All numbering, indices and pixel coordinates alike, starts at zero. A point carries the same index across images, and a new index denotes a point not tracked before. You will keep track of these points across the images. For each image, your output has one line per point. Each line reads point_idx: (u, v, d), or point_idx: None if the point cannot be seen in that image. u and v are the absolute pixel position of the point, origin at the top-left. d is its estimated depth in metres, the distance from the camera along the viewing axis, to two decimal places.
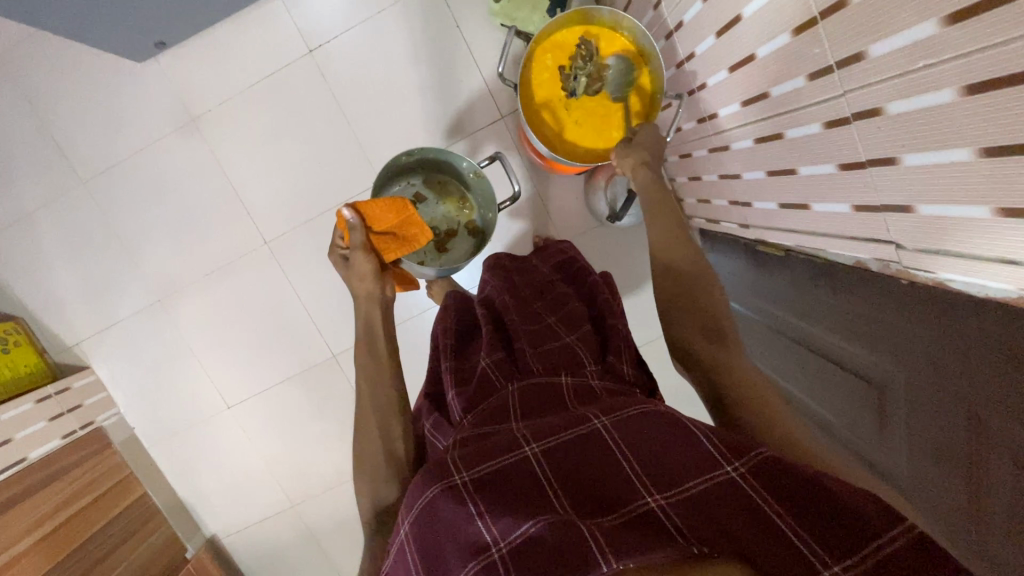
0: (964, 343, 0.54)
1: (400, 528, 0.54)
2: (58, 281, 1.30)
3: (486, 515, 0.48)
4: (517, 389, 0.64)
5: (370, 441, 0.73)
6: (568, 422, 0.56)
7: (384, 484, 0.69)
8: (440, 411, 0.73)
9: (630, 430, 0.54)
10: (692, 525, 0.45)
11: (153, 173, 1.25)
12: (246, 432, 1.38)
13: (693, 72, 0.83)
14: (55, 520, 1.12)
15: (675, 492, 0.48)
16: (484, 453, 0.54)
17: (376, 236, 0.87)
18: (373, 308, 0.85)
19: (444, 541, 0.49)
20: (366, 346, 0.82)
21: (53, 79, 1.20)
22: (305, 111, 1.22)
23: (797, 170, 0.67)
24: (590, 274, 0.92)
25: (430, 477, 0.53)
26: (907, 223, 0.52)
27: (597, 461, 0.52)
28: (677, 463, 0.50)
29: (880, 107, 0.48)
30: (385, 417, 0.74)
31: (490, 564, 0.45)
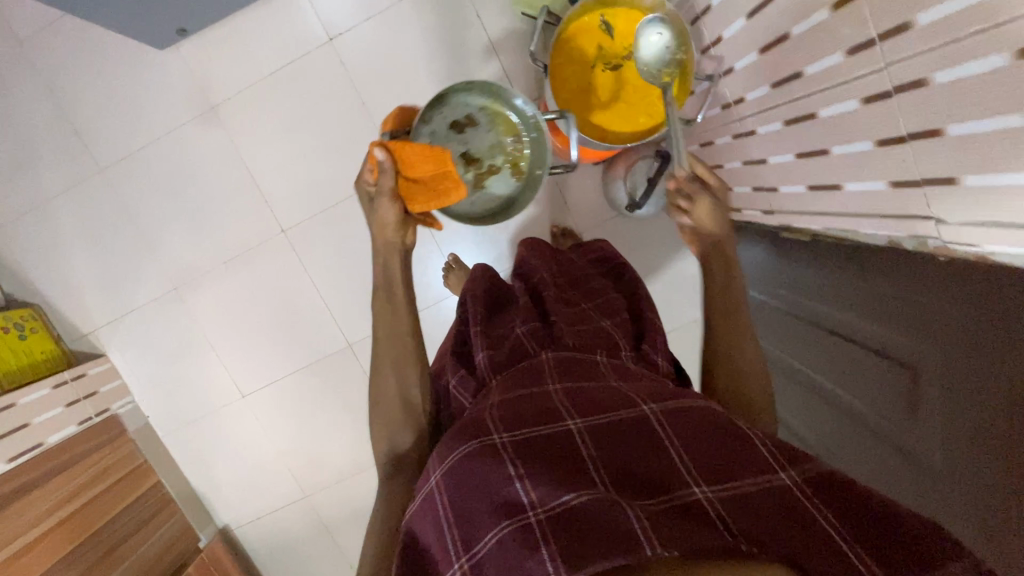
0: (1002, 322, 0.53)
1: (429, 478, 0.54)
2: (74, 269, 1.30)
3: (524, 478, 0.48)
4: (551, 357, 0.64)
5: (386, 391, 0.69)
6: (616, 403, 0.55)
7: (403, 433, 0.68)
8: (467, 368, 0.71)
9: (682, 419, 0.53)
10: (740, 521, 0.44)
11: (172, 161, 1.25)
12: (259, 422, 1.37)
13: (720, 55, 0.84)
14: (70, 506, 1.11)
15: (726, 488, 0.47)
16: (523, 417, 0.54)
17: (404, 180, 0.65)
18: (390, 253, 0.70)
19: (478, 499, 0.49)
20: (379, 288, 0.71)
21: (74, 67, 1.21)
22: (324, 100, 1.23)
23: (829, 150, 0.66)
24: (627, 270, 0.92)
25: (467, 435, 0.53)
26: (950, 196, 0.52)
27: (644, 445, 0.51)
28: (731, 460, 0.49)
29: (925, 78, 0.48)
30: (401, 370, 0.70)
31: (525, 525, 0.45)
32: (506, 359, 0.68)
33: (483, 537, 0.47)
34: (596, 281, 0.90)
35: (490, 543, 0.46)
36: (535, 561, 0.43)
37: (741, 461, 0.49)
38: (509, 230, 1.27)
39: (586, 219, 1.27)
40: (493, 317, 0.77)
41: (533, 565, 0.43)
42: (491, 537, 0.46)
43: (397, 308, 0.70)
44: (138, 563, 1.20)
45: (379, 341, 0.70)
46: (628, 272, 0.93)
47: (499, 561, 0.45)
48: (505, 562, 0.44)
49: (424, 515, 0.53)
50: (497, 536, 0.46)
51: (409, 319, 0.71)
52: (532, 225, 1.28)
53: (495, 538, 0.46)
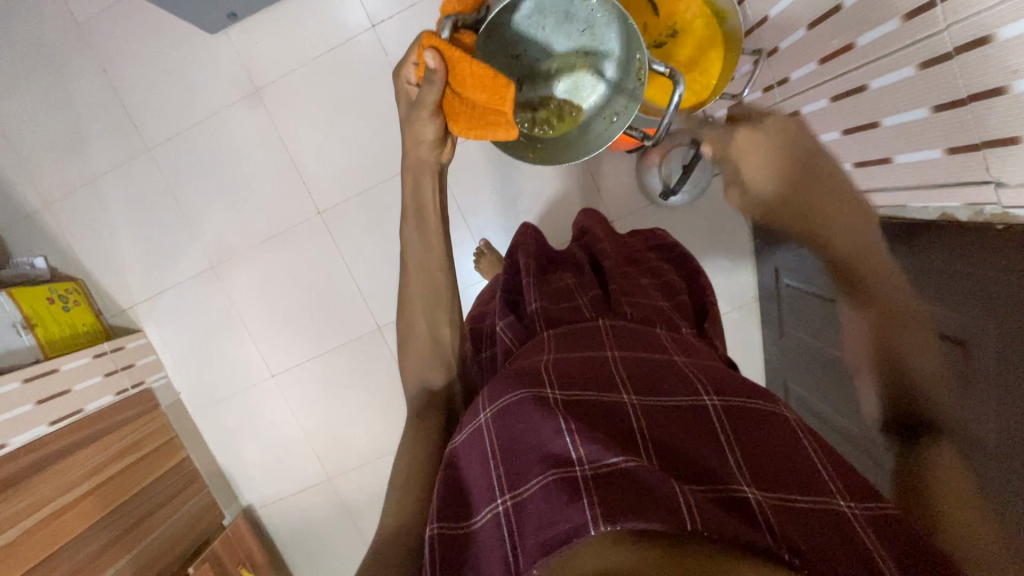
0: None
1: (478, 415, 0.54)
2: (117, 245, 1.34)
3: (575, 433, 0.48)
4: (608, 325, 0.67)
5: (415, 328, 0.72)
6: (674, 390, 0.56)
7: (434, 369, 0.72)
8: (515, 315, 0.77)
9: (740, 418, 0.53)
10: (783, 526, 0.43)
11: (216, 143, 1.29)
12: (288, 402, 1.39)
13: (765, 36, 0.84)
14: (104, 473, 1.14)
15: (776, 495, 0.46)
16: (580, 380, 0.55)
17: (449, 98, 0.63)
18: (422, 172, 0.71)
19: (525, 445, 0.49)
20: (411, 212, 0.72)
21: (129, 50, 1.26)
22: (364, 85, 1.26)
23: (880, 122, 0.66)
24: (690, 256, 0.94)
25: (521, 383, 0.53)
26: (1014, 156, 0.51)
27: (697, 435, 0.51)
28: (786, 471, 0.48)
29: (991, 34, 0.48)
30: (431, 307, 0.72)
31: (569, 478, 0.46)
32: (562, 316, 0.71)
33: (527, 481, 0.47)
34: (656, 262, 0.92)
35: (533, 487, 0.47)
36: (575, 509, 0.43)
37: (800, 476, 0.48)
38: (542, 217, 1.28)
39: (619, 207, 1.27)
40: (547, 276, 0.82)
41: (572, 512, 0.43)
42: (536, 481, 0.47)
43: (429, 240, 0.72)
44: (165, 535, 1.21)
45: (410, 273, 0.73)
46: (691, 259, 0.93)
47: (540, 504, 0.45)
48: (545, 506, 0.45)
49: (469, 449, 0.53)
50: (539, 484, 0.46)
51: (442, 253, 0.73)
52: (564, 212, 1.28)
53: (539, 482, 0.47)
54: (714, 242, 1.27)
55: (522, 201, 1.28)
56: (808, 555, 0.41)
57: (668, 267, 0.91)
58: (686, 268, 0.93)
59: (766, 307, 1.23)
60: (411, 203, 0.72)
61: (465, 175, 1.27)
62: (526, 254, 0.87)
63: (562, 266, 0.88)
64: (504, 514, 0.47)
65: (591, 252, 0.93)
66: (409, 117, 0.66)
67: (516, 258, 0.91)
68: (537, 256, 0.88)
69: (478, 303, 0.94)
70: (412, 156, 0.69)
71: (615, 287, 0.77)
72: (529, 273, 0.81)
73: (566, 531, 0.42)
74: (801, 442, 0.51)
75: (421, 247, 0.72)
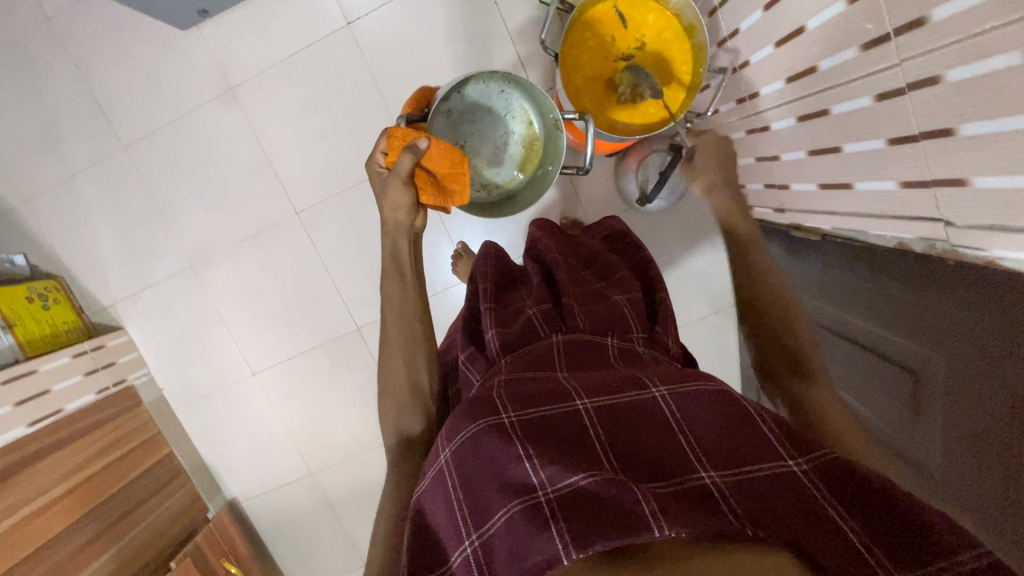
0: (977, 325, 0.54)
1: (439, 456, 0.54)
2: (95, 243, 1.33)
3: (533, 457, 0.48)
4: (561, 342, 0.67)
5: (391, 374, 0.72)
6: (624, 386, 0.55)
7: (410, 412, 0.70)
8: (475, 344, 0.77)
9: (691, 409, 0.53)
10: (747, 507, 0.45)
11: (193, 142, 1.28)
12: (269, 400, 1.40)
13: (736, 49, 0.83)
14: (86, 471, 1.16)
15: (732, 471, 0.48)
16: (530, 397, 0.54)
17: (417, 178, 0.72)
18: (399, 236, 0.76)
19: (488, 477, 0.49)
20: (393, 275, 0.78)
21: (100, 45, 1.24)
22: (339, 84, 1.24)
23: (841, 149, 0.65)
24: (640, 248, 0.93)
25: (471, 416, 0.52)
26: (961, 197, 0.51)
27: (652, 433, 0.52)
28: (741, 453, 0.49)
29: (939, 75, 0.47)
30: (409, 351, 0.73)
31: (535, 505, 0.46)
32: (517, 335, 0.71)
33: (494, 513, 0.48)
34: (612, 257, 0.91)
35: (501, 520, 0.47)
36: (545, 538, 0.44)
37: (752, 446, 0.50)
38: (520, 219, 1.28)
39: (598, 211, 1.26)
40: (504, 294, 0.82)
41: (543, 542, 0.44)
42: (501, 516, 0.47)
43: (405, 289, 0.76)
44: (148, 529, 1.24)
45: (387, 325, 0.75)
46: (641, 250, 0.92)
47: (509, 539, 0.46)
48: (516, 539, 0.46)
49: (433, 492, 0.53)
50: (506, 516, 0.47)
51: (416, 300, 0.76)
52: (542, 215, 1.27)
53: (504, 516, 0.47)
54: (693, 246, 1.26)
55: None
56: (773, 526, 0.43)
57: (620, 261, 0.90)
58: (638, 260, 0.91)
59: None
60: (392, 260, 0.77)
61: None
62: (484, 277, 0.85)
63: (517, 283, 0.86)
64: (477, 553, 0.47)
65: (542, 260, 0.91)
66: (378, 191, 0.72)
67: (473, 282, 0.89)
68: (492, 274, 0.85)
69: (445, 340, 0.91)
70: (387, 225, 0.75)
71: (570, 297, 0.76)
72: (484, 295, 0.79)
73: (540, 562, 0.44)
74: (754, 416, 0.52)
75: (399, 297, 0.76)
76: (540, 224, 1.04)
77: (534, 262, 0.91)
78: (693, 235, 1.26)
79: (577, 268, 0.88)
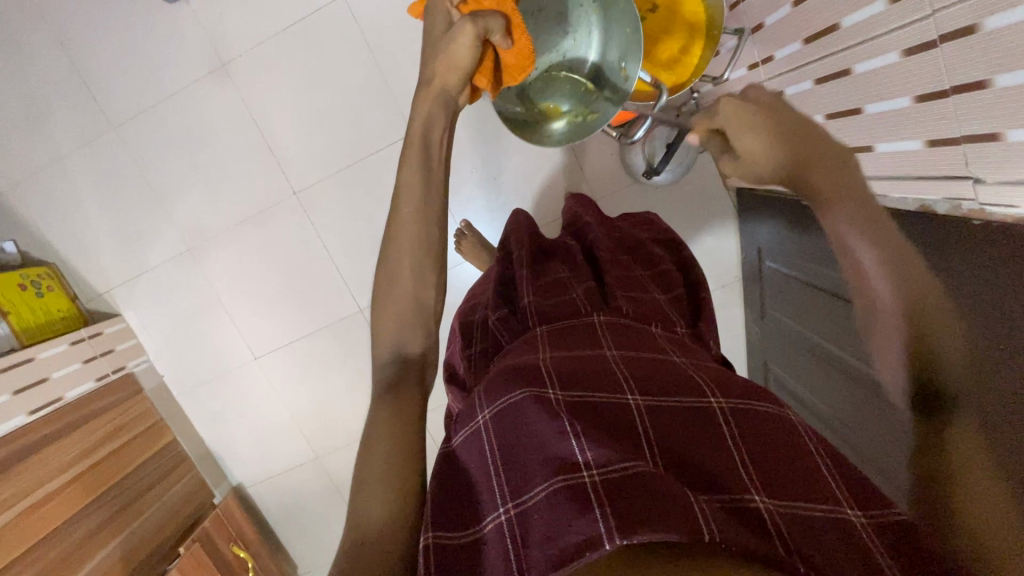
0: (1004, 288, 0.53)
1: (478, 416, 0.54)
2: (88, 228, 1.30)
3: (581, 437, 0.48)
4: (604, 322, 0.66)
5: (397, 282, 0.58)
6: (681, 390, 0.55)
7: (414, 332, 0.58)
8: (507, 307, 0.76)
9: (749, 423, 0.52)
10: (794, 538, 0.43)
11: (186, 120, 1.24)
12: (272, 383, 1.39)
13: (751, 11, 0.80)
14: (91, 458, 1.15)
15: (786, 503, 0.46)
16: (580, 378, 0.55)
17: (489, 49, 0.65)
18: (437, 109, 0.61)
19: (530, 448, 0.49)
20: (416, 153, 0.60)
21: (85, 21, 1.19)
22: (336, 58, 1.20)
23: (862, 110, 0.63)
24: (685, 248, 0.92)
25: (522, 381, 0.53)
26: (993, 153, 0.49)
27: (704, 437, 0.51)
28: (797, 476, 0.48)
29: (975, 25, 0.45)
30: (418, 256, 0.59)
31: (577, 483, 0.45)
32: (554, 306, 0.71)
33: (533, 486, 0.47)
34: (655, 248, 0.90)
35: (540, 493, 0.46)
36: (587, 519, 0.43)
37: (808, 480, 0.47)
38: (524, 195, 1.25)
39: (603, 185, 1.25)
40: (541, 265, 0.82)
41: (584, 523, 0.42)
42: (541, 488, 0.46)
43: (432, 194, 0.59)
44: (156, 516, 1.24)
45: (402, 219, 0.58)
46: (684, 249, 0.92)
47: (547, 511, 0.45)
48: (553, 513, 0.44)
49: (469, 448, 0.53)
50: (547, 490, 0.46)
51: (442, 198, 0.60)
52: (548, 191, 1.25)
53: (545, 489, 0.46)
54: (699, 219, 1.25)
55: (505, 179, 1.25)
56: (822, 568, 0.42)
57: (665, 256, 0.89)
58: (680, 259, 0.91)
59: (749, 287, 1.22)
60: (416, 135, 0.60)
61: None
62: (520, 245, 0.85)
63: (555, 256, 0.86)
64: (511, 522, 0.46)
65: (583, 241, 0.92)
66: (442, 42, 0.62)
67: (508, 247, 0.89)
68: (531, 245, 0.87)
69: (469, 297, 0.89)
70: (430, 87, 0.61)
71: (611, 280, 0.76)
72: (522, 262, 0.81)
73: (579, 542, 0.42)
74: (812, 450, 0.50)
75: (422, 190, 0.59)
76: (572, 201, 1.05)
77: (575, 242, 0.91)
78: (699, 208, 1.24)
79: (617, 251, 0.87)
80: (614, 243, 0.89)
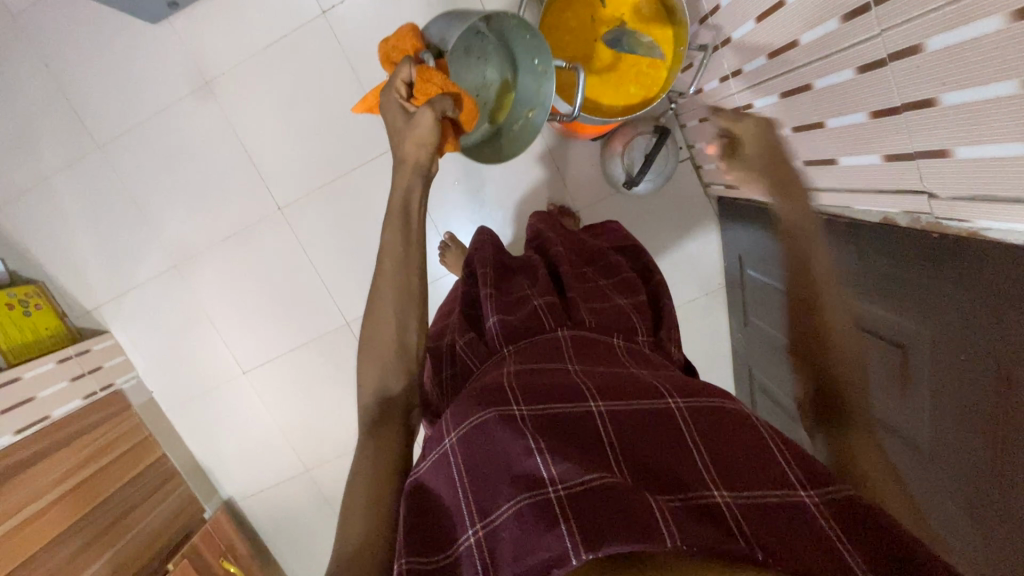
0: (956, 301, 0.55)
1: (444, 439, 0.53)
2: (75, 246, 1.31)
3: (545, 453, 0.48)
4: (568, 335, 0.68)
5: (380, 327, 0.60)
6: (638, 395, 0.56)
7: (396, 371, 0.60)
8: (474, 330, 0.77)
9: (704, 423, 0.53)
10: (754, 527, 0.44)
11: (171, 138, 1.25)
12: (261, 397, 1.39)
13: (719, 26, 0.82)
14: (78, 476, 1.15)
15: (744, 495, 0.46)
16: (543, 393, 0.54)
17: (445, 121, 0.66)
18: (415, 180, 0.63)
19: (495, 467, 0.49)
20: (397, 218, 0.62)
21: (69, 42, 1.20)
22: (318, 74, 1.21)
23: (824, 123, 0.64)
24: (644, 253, 0.94)
25: (486, 402, 0.53)
26: (946, 168, 0.50)
27: (665, 439, 0.51)
28: (751, 468, 0.49)
29: (920, 44, 0.46)
30: (402, 307, 0.61)
31: (544, 501, 0.45)
32: (520, 322, 0.71)
33: (499, 506, 0.47)
34: (616, 258, 0.92)
35: (506, 512, 0.46)
36: (553, 536, 0.43)
37: (762, 469, 0.49)
38: (507, 207, 1.26)
39: (585, 195, 1.25)
40: (506, 282, 0.82)
41: (550, 540, 0.43)
42: (508, 507, 0.46)
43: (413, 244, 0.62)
44: (145, 532, 1.24)
45: (384, 273, 0.61)
46: (644, 255, 0.93)
47: (514, 530, 0.45)
48: (520, 534, 0.44)
49: (433, 472, 0.52)
50: (513, 509, 0.46)
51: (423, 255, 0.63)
52: (530, 202, 1.26)
53: (511, 507, 0.46)
54: (682, 228, 1.26)
55: (487, 191, 1.25)
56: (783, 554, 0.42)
57: (625, 263, 0.91)
58: (640, 265, 0.93)
59: (732, 294, 1.23)
60: (397, 207, 0.62)
61: None
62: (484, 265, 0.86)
63: (519, 273, 0.87)
64: (479, 544, 0.46)
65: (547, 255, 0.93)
66: (405, 127, 0.62)
67: (472, 267, 0.89)
68: (494, 263, 0.87)
69: (436, 322, 0.89)
70: (406, 163, 0.62)
71: (574, 293, 0.78)
72: (486, 281, 0.81)
73: (546, 561, 0.42)
74: (766, 439, 0.51)
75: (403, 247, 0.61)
76: (538, 219, 1.05)
77: (539, 257, 0.92)
78: (681, 217, 1.25)
79: (581, 265, 0.89)
80: (577, 257, 0.91)
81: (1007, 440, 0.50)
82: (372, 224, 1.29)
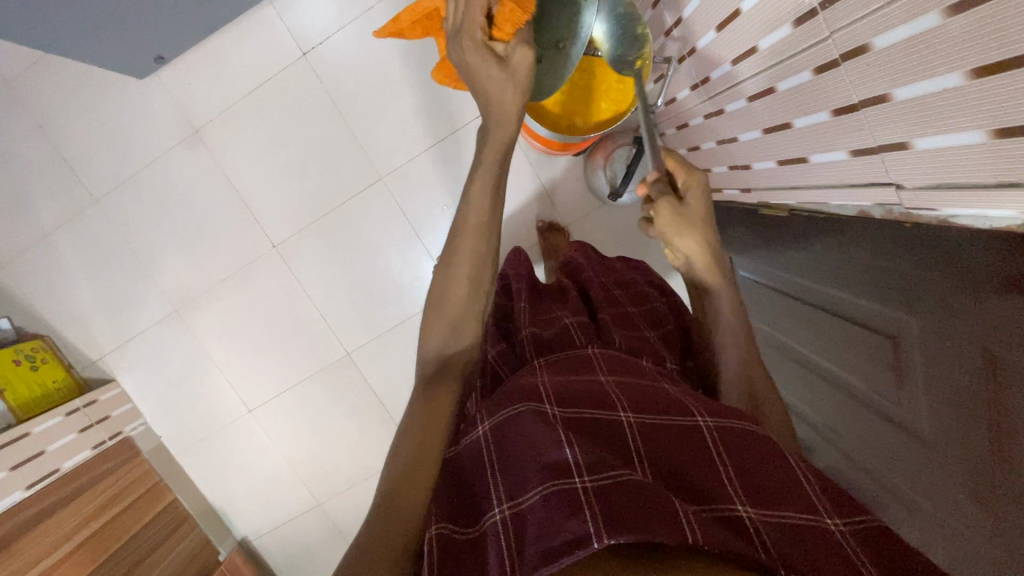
0: (943, 290, 0.56)
1: (479, 427, 0.54)
2: (78, 299, 1.33)
3: (574, 445, 0.47)
4: (599, 352, 0.67)
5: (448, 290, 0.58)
6: (670, 408, 0.55)
7: (457, 337, 0.58)
8: (506, 342, 0.79)
9: (735, 438, 0.52)
10: (775, 542, 0.43)
11: (164, 186, 1.28)
12: (268, 434, 1.40)
13: (683, 37, 0.83)
14: (90, 527, 1.15)
15: (769, 511, 0.46)
16: (577, 400, 0.55)
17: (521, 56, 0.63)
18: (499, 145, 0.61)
19: (524, 458, 0.48)
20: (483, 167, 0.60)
21: (62, 102, 1.24)
22: (303, 113, 1.24)
23: (791, 124, 0.65)
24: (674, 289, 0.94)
25: (523, 398, 0.54)
26: (909, 159, 0.51)
27: (694, 449, 0.51)
28: (774, 487, 0.48)
29: (868, 43, 0.47)
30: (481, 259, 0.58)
31: (569, 489, 0.44)
32: (550, 338, 0.73)
33: (527, 489, 0.46)
34: (647, 289, 0.93)
35: (533, 496, 0.45)
36: (577, 521, 0.41)
37: (785, 487, 0.48)
38: None
39: (573, 209, 1.27)
40: (541, 303, 0.85)
41: (574, 523, 0.41)
42: (535, 492, 0.45)
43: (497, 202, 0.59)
44: None
45: (466, 232, 0.58)
46: (675, 293, 0.94)
47: (539, 515, 0.44)
48: (545, 517, 0.43)
49: (468, 456, 0.53)
50: (538, 497, 0.45)
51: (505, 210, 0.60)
52: (519, 220, 1.27)
53: (537, 493, 0.45)
54: None
55: None
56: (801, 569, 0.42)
57: (655, 294, 0.92)
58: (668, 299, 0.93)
59: None
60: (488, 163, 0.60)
61: (417, 197, 1.29)
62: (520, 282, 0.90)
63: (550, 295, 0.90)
64: (504, 523, 0.45)
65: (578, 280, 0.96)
66: (496, 71, 0.60)
67: (508, 282, 0.94)
68: (530, 281, 0.91)
69: None
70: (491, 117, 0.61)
71: (605, 314, 0.79)
72: (522, 298, 0.84)
73: (568, 542, 0.41)
74: (790, 459, 0.51)
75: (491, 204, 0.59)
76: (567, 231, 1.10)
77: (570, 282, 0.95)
78: None
79: (611, 288, 0.90)
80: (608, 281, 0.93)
81: (1004, 427, 0.50)
82: (365, 255, 1.31)
